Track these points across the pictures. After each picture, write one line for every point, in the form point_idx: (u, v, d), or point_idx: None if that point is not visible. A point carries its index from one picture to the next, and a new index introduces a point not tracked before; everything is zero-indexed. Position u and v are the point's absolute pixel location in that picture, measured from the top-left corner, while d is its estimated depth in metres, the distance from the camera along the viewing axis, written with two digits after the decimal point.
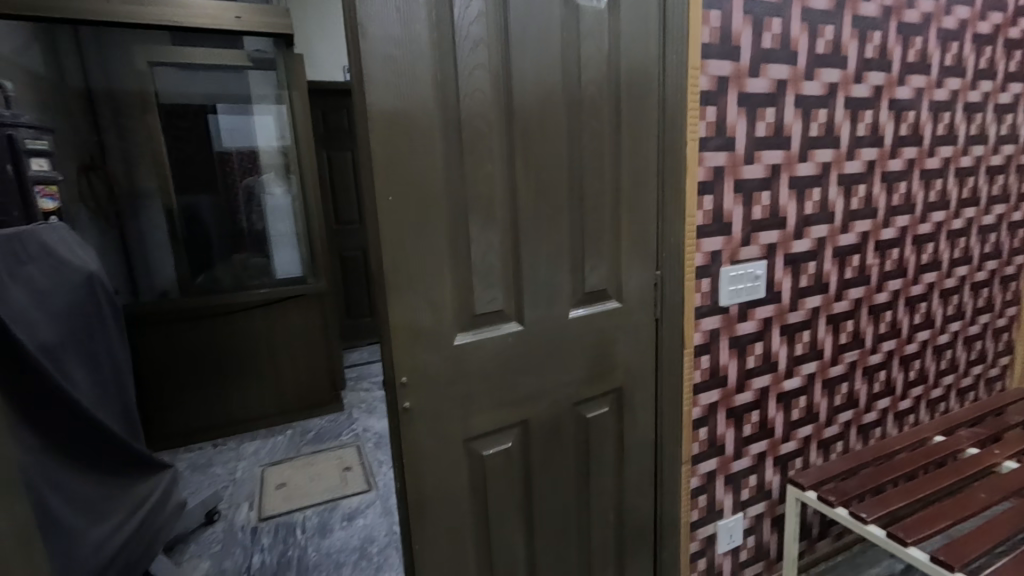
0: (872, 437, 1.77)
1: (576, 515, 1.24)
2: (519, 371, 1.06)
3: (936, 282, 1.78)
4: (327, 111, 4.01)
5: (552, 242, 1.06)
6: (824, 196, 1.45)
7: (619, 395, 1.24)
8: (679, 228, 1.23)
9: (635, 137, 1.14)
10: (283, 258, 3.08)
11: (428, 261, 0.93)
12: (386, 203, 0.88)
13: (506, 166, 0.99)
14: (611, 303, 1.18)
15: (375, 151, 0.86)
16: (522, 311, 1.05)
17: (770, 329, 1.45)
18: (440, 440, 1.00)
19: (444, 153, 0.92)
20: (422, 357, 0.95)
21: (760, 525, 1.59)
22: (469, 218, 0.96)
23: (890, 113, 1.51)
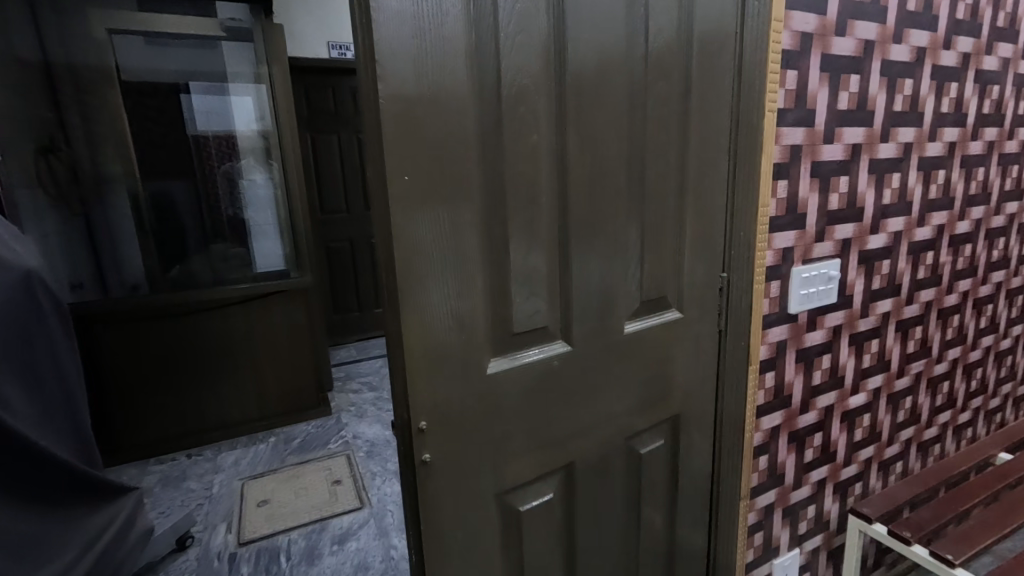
0: (931, 455, 1.59)
1: (624, 569, 1.02)
2: (564, 401, 0.83)
3: (1003, 282, 1.59)
4: (311, 91, 3.71)
5: (607, 239, 0.83)
6: (903, 182, 1.23)
7: (676, 423, 1.02)
8: (750, 220, 1.00)
9: (705, 107, 0.90)
10: (264, 251, 2.77)
11: (455, 264, 0.69)
12: (401, 184, 0.63)
13: (555, 138, 0.75)
14: (672, 313, 0.96)
15: (387, 111, 0.61)
16: (569, 327, 0.82)
17: (838, 340, 1.24)
18: (467, 497, 0.77)
19: (477, 118, 0.67)
20: (446, 393, 0.71)
21: (816, 560, 1.39)
22: (507, 207, 0.72)
23: (976, 86, 1.29)
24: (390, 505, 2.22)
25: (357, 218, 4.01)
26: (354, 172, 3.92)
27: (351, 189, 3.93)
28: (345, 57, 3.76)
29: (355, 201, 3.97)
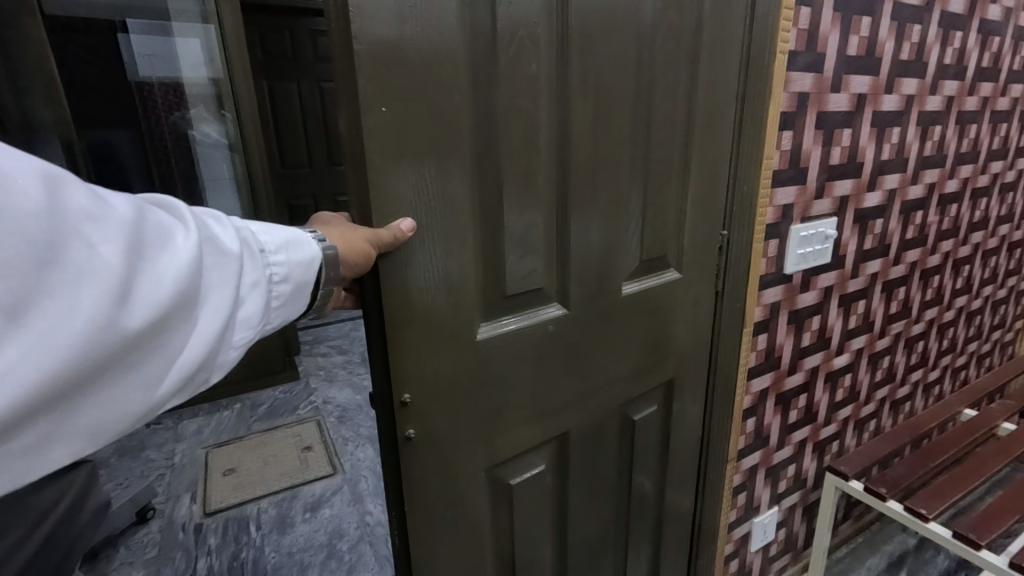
0: (901, 413, 1.62)
1: (615, 536, 0.99)
2: (558, 368, 0.77)
3: (980, 243, 1.59)
4: (265, 33, 3.41)
5: (610, 193, 0.75)
6: (902, 137, 1.19)
7: (670, 389, 0.98)
8: (756, 175, 0.94)
9: (716, 45, 0.82)
10: (222, 206, 2.55)
11: (442, 217, 0.60)
12: (378, 118, 0.52)
13: (555, 69, 0.65)
14: (670, 274, 0.90)
15: (357, 25, 0.49)
16: (567, 289, 0.74)
17: (829, 301, 1.21)
18: (456, 475, 0.71)
19: (464, 38, 0.56)
20: (432, 364, 0.63)
21: (792, 516, 1.41)
22: (502, 153, 0.62)
23: (978, 37, 1.24)
24: (364, 471, 2.17)
25: (321, 174, 3.79)
26: (315, 125, 3.68)
27: (312, 143, 3.70)
28: None
29: (318, 156, 3.75)
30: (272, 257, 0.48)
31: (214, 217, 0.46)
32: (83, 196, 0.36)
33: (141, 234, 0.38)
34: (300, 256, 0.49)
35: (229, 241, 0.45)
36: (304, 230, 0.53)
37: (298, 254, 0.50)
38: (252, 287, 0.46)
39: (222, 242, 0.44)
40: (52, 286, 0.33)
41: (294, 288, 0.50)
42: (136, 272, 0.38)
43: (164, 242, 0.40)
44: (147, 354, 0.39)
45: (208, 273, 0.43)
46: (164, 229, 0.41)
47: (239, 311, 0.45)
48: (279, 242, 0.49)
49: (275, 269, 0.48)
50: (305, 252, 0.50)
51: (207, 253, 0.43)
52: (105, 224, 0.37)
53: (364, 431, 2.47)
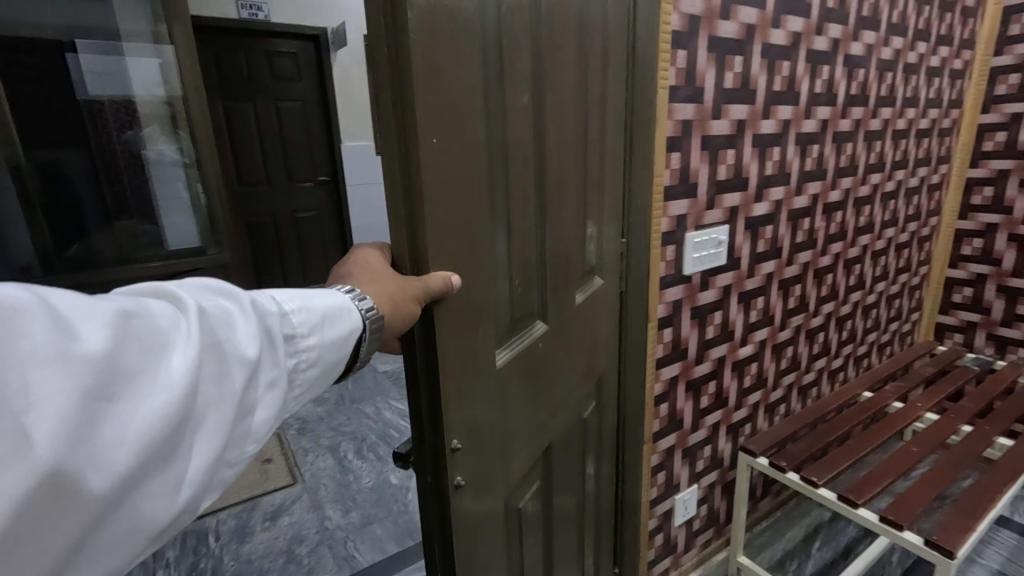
0: (810, 397, 1.82)
1: (575, 521, 1.11)
2: (539, 381, 0.89)
3: (869, 244, 1.81)
4: (220, 54, 3.47)
5: (572, 206, 0.91)
6: (783, 155, 1.38)
7: (600, 382, 1.13)
8: (645, 191, 1.10)
9: (606, 75, 0.96)
10: (177, 225, 2.49)
11: (474, 237, 0.68)
12: (430, 148, 0.59)
13: (536, 100, 0.77)
14: (596, 281, 1.04)
15: (416, 58, 0.56)
16: (546, 307, 0.88)
17: (728, 298, 1.38)
18: (487, 506, 0.78)
19: (484, 69, 0.66)
20: (472, 403, 0.72)
21: (712, 493, 1.58)
22: (507, 174, 0.74)
23: (844, 70, 1.45)
24: (324, 479, 2.23)
25: (278, 189, 3.85)
26: (273, 143, 3.74)
27: (270, 160, 3.77)
28: (257, 19, 3.49)
29: (276, 172, 3.81)
30: (298, 345, 0.53)
31: (227, 308, 0.48)
32: (55, 342, 0.35)
33: (126, 366, 0.39)
34: (333, 337, 0.56)
35: (238, 344, 0.47)
36: (346, 299, 0.58)
37: (327, 335, 0.55)
38: (264, 388, 0.50)
39: (229, 348, 0.46)
40: (32, 443, 0.33)
41: (316, 372, 0.55)
42: (122, 404, 0.38)
43: (158, 364, 0.41)
44: (136, 491, 0.39)
45: (205, 387, 0.44)
46: (158, 348, 0.41)
47: (243, 418, 0.48)
48: (304, 327, 0.53)
49: (301, 356, 0.53)
50: (343, 329, 0.57)
51: (207, 363, 0.45)
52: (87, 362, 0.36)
53: (325, 441, 2.53)
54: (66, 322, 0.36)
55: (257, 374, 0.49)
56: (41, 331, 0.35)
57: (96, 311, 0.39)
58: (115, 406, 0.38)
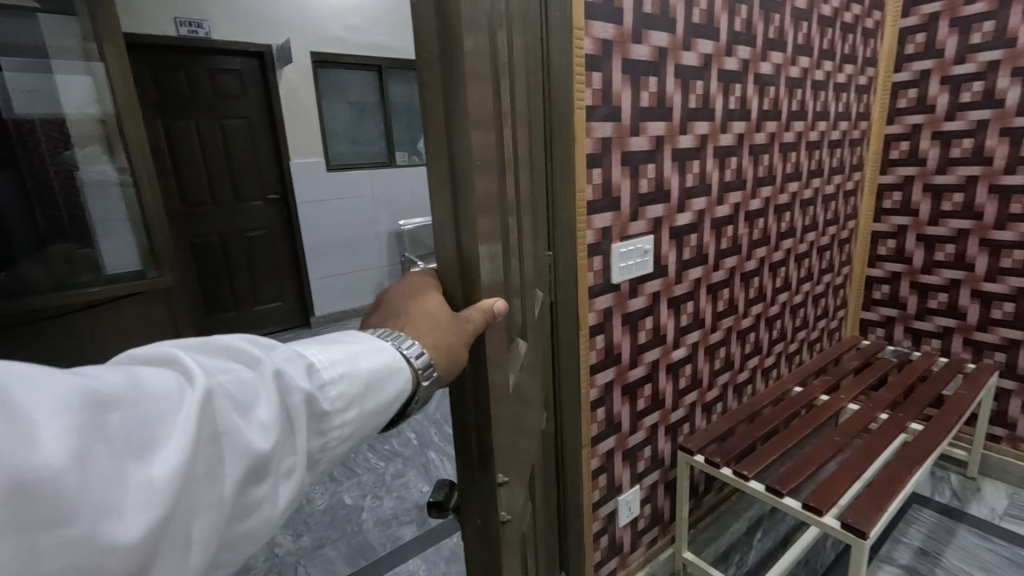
0: (745, 394, 1.91)
1: (543, 534, 1.15)
2: (527, 403, 0.92)
3: (792, 248, 1.94)
4: (158, 73, 3.40)
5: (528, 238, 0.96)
6: (702, 168, 1.47)
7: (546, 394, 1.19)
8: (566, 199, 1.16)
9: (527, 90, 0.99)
10: (116, 249, 2.37)
11: (496, 272, 0.68)
12: (476, 186, 0.58)
13: (511, 139, 0.81)
14: (540, 298, 1.09)
15: (464, 79, 0.55)
16: (524, 333, 0.91)
17: (658, 304, 1.45)
18: (512, 536, 0.79)
19: (494, 101, 0.67)
20: (505, 436, 0.72)
21: (655, 493, 1.63)
22: (507, 209, 0.75)
23: (755, 87, 1.56)
24: None
25: (224, 209, 3.76)
26: (219, 162, 3.67)
27: (215, 179, 3.68)
28: (198, 36, 3.43)
29: (222, 191, 3.72)
30: (331, 422, 0.50)
31: (244, 389, 0.45)
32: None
33: (88, 475, 0.34)
34: (375, 404, 0.53)
35: (246, 435, 0.44)
36: (394, 352, 0.55)
37: (373, 397, 0.52)
38: (277, 479, 0.46)
39: (236, 440, 0.43)
40: None
41: (349, 444, 0.52)
42: (79, 521, 0.33)
43: (133, 466, 0.37)
44: None
45: (193, 489, 0.39)
46: (133, 447, 0.37)
47: (245, 519, 0.44)
48: (341, 398, 0.50)
49: (331, 432, 0.50)
50: (391, 394, 0.54)
51: (199, 458, 0.40)
52: (29, 465, 0.32)
53: None
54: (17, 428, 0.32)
55: (270, 465, 0.45)
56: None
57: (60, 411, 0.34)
58: (65, 514, 0.33)
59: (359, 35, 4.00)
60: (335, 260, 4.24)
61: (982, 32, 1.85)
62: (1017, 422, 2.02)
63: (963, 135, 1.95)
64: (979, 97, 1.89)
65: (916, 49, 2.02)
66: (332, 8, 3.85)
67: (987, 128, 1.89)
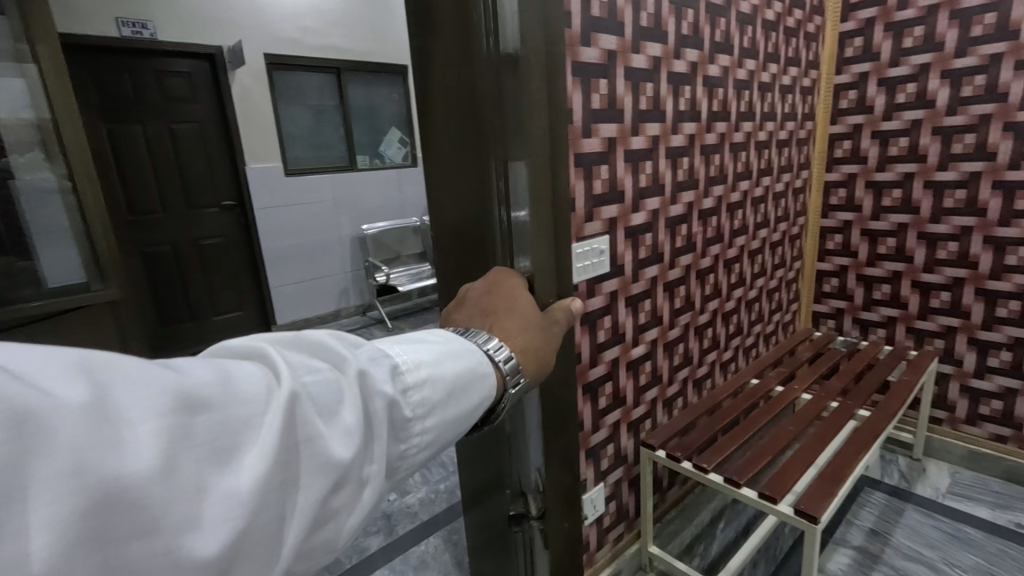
0: (705, 388, 1.96)
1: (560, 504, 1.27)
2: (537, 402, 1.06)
3: (746, 244, 2.00)
4: (100, 77, 3.24)
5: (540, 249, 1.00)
6: (655, 168, 1.50)
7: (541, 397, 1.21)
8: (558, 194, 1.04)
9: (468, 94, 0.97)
10: (58, 260, 2.24)
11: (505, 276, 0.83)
12: None
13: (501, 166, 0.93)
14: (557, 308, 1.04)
15: None
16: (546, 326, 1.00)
17: (616, 303, 1.48)
18: None
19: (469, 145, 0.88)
20: None
21: (619, 489, 1.65)
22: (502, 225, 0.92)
23: (704, 89, 1.60)
24: None
25: (177, 217, 3.62)
26: (169, 168, 3.53)
27: (165, 186, 3.54)
28: (143, 37, 3.28)
29: (173, 198, 3.58)
30: (413, 429, 0.53)
31: (332, 393, 0.49)
32: (101, 470, 0.33)
33: (175, 486, 0.36)
34: (456, 412, 0.57)
35: (326, 442, 0.46)
36: (481, 359, 0.61)
37: (462, 403, 0.57)
38: (354, 490, 0.48)
39: (323, 450, 0.46)
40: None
41: (424, 454, 0.55)
42: (165, 533, 0.35)
43: (216, 477, 0.39)
44: None
45: (270, 501, 0.41)
46: (219, 455, 0.39)
47: (322, 529, 0.46)
48: (426, 407, 0.54)
49: (415, 442, 0.53)
50: (471, 400, 0.58)
51: (276, 470, 0.42)
52: (126, 473, 0.34)
53: None
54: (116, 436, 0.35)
55: (349, 475, 0.47)
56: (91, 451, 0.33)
57: (154, 414, 0.37)
58: (154, 524, 0.35)
59: (315, 38, 3.93)
60: (296, 267, 4.13)
61: (913, 37, 1.95)
62: (957, 405, 2.13)
63: (899, 134, 2.05)
64: (912, 98, 1.99)
65: (854, 52, 2.12)
66: (285, 9, 3.76)
67: (920, 127, 2.00)
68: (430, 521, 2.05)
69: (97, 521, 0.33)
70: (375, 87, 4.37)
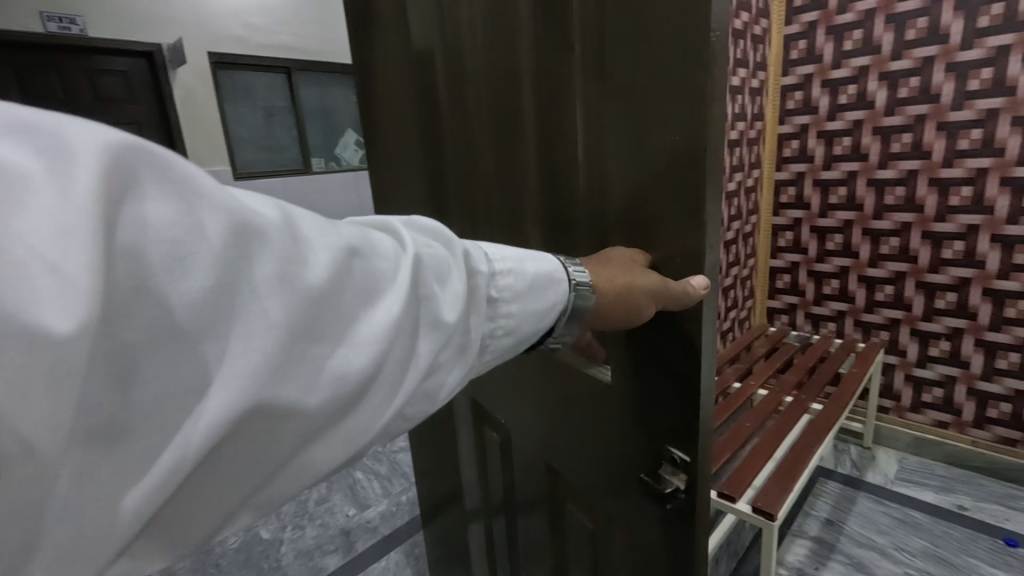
0: None
1: None
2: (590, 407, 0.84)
3: None
4: (24, 71, 3.00)
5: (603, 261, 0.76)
6: None
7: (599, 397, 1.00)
8: (688, 208, 0.62)
9: (499, 74, 0.81)
10: None
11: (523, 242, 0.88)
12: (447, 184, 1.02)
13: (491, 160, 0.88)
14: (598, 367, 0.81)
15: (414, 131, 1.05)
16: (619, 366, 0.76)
17: None
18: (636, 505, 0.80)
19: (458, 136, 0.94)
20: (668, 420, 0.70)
21: None
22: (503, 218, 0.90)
23: None
24: None
25: None
26: None
27: None
28: (71, 33, 3.04)
29: None
30: (502, 309, 0.56)
31: (443, 257, 0.52)
32: (290, 271, 0.40)
33: (341, 296, 0.43)
34: (534, 306, 0.58)
35: (439, 301, 0.50)
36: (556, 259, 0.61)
37: (540, 298, 0.58)
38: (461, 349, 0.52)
39: (437, 312, 0.49)
40: (276, 355, 0.39)
41: (510, 338, 0.58)
42: (331, 338, 0.42)
43: (366, 303, 0.45)
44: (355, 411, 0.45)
45: (408, 336, 0.47)
46: (368, 288, 0.46)
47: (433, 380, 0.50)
48: (511, 290, 0.56)
49: (501, 322, 0.56)
50: (549, 299, 0.59)
51: (410, 310, 0.47)
52: (308, 280, 0.41)
53: None
54: (299, 246, 0.42)
55: (456, 339, 0.51)
56: (282, 257, 0.40)
57: (322, 239, 0.44)
58: (323, 330, 0.42)
59: (261, 35, 3.77)
60: None
61: (853, 40, 2.02)
62: (902, 394, 2.22)
63: (842, 133, 2.12)
64: (854, 99, 2.07)
65: (799, 54, 2.17)
66: (229, 6, 3.61)
67: (862, 127, 2.07)
68: (391, 535, 1.98)
69: (295, 322, 0.40)
70: (328, 87, 4.24)
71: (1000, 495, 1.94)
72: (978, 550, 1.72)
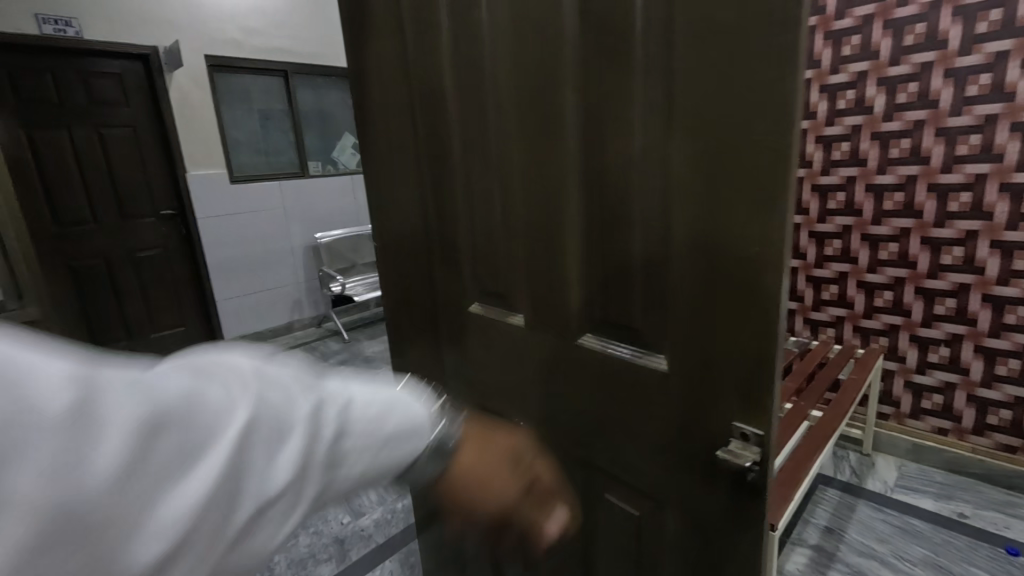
0: None
1: None
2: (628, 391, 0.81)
3: None
4: (17, 75, 2.99)
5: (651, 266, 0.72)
6: None
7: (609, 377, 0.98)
8: (751, 222, 0.60)
9: (540, 78, 0.78)
10: None
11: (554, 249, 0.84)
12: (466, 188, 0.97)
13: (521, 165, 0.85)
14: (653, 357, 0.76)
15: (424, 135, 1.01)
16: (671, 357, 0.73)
17: None
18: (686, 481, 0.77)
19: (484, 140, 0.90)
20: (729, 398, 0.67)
21: None
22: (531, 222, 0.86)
23: None
24: None
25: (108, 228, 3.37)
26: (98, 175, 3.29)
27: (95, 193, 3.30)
28: (66, 35, 3.04)
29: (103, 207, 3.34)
30: (360, 458, 0.45)
31: (298, 396, 0.42)
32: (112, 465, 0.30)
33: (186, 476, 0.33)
34: (395, 454, 0.48)
35: (295, 456, 0.39)
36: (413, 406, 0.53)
37: (400, 440, 0.49)
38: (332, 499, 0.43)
39: (292, 469, 0.39)
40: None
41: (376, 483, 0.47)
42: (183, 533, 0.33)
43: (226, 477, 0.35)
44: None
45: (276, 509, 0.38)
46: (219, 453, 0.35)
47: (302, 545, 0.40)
48: (369, 433, 0.46)
49: (361, 470, 0.45)
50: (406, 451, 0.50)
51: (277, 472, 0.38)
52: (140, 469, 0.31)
53: None
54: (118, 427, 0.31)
55: (320, 494, 0.41)
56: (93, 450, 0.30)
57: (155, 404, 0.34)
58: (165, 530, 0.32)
59: (258, 39, 3.75)
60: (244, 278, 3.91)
61: (851, 45, 2.02)
62: (901, 400, 2.21)
63: (841, 138, 2.12)
64: (852, 105, 2.06)
65: None
66: (225, 8, 3.59)
67: (860, 132, 2.07)
68: (386, 543, 1.95)
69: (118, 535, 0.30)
70: (325, 90, 4.21)
71: (999, 503, 1.92)
72: (978, 558, 1.70)
